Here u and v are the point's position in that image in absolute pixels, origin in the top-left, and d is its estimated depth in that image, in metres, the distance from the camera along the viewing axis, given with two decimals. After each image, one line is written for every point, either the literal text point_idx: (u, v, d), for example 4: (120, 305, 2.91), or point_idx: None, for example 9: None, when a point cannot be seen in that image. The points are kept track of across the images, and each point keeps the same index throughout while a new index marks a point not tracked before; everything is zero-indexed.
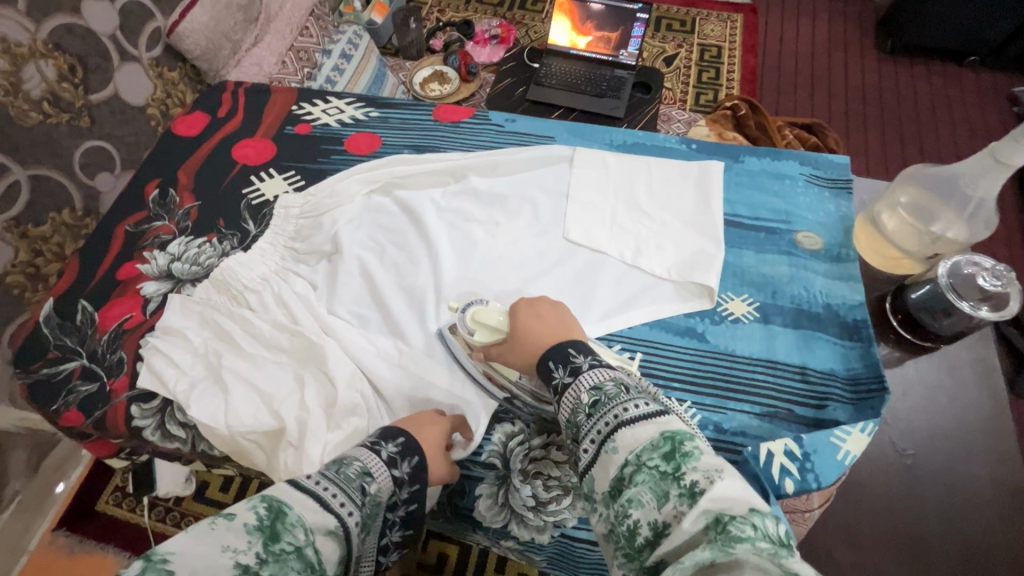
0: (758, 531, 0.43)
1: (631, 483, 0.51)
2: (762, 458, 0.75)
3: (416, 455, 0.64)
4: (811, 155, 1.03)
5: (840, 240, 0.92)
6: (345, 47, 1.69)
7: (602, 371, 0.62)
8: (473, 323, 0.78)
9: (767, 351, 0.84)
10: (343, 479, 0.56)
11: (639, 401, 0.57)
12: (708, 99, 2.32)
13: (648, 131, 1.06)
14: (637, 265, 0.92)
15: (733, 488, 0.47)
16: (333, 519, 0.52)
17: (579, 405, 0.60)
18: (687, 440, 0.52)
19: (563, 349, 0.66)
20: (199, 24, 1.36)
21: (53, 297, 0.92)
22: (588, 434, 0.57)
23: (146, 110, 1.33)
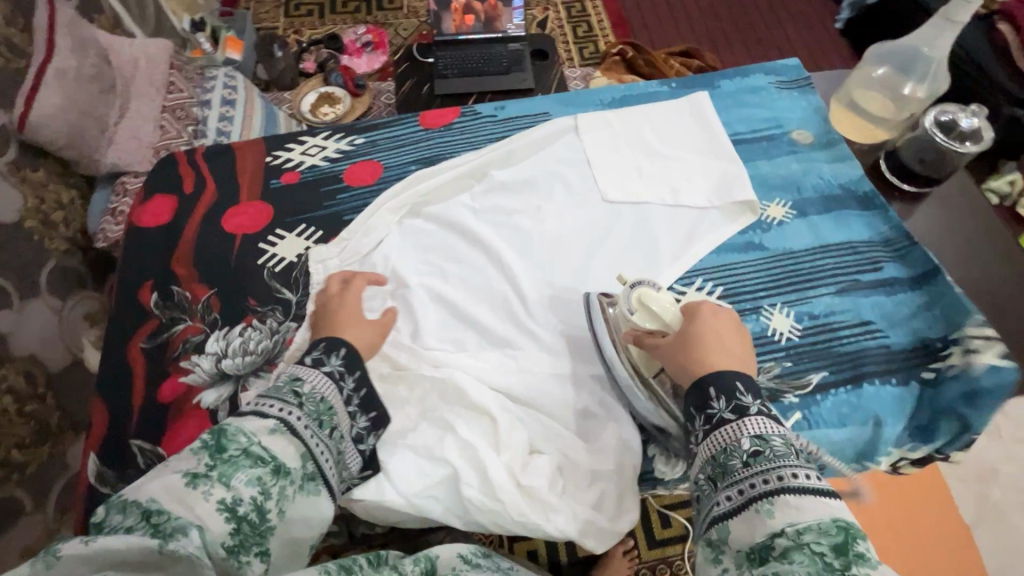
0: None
1: (785, 557, 0.49)
2: (854, 329, 0.86)
3: (341, 346, 0.66)
4: (768, 64, 1.14)
5: (824, 128, 1.04)
6: (223, 92, 1.53)
7: (770, 425, 0.59)
8: (637, 303, 0.76)
9: (817, 238, 0.94)
10: (274, 390, 0.59)
11: (808, 476, 0.54)
12: (592, 52, 2.44)
13: (627, 84, 1.12)
14: (680, 203, 0.97)
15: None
16: (272, 419, 0.55)
17: (738, 450, 0.58)
18: (862, 537, 0.49)
19: (733, 381, 0.63)
20: (53, 107, 1.21)
21: (93, 451, 0.77)
22: (746, 481, 0.56)
23: (23, 223, 1.22)
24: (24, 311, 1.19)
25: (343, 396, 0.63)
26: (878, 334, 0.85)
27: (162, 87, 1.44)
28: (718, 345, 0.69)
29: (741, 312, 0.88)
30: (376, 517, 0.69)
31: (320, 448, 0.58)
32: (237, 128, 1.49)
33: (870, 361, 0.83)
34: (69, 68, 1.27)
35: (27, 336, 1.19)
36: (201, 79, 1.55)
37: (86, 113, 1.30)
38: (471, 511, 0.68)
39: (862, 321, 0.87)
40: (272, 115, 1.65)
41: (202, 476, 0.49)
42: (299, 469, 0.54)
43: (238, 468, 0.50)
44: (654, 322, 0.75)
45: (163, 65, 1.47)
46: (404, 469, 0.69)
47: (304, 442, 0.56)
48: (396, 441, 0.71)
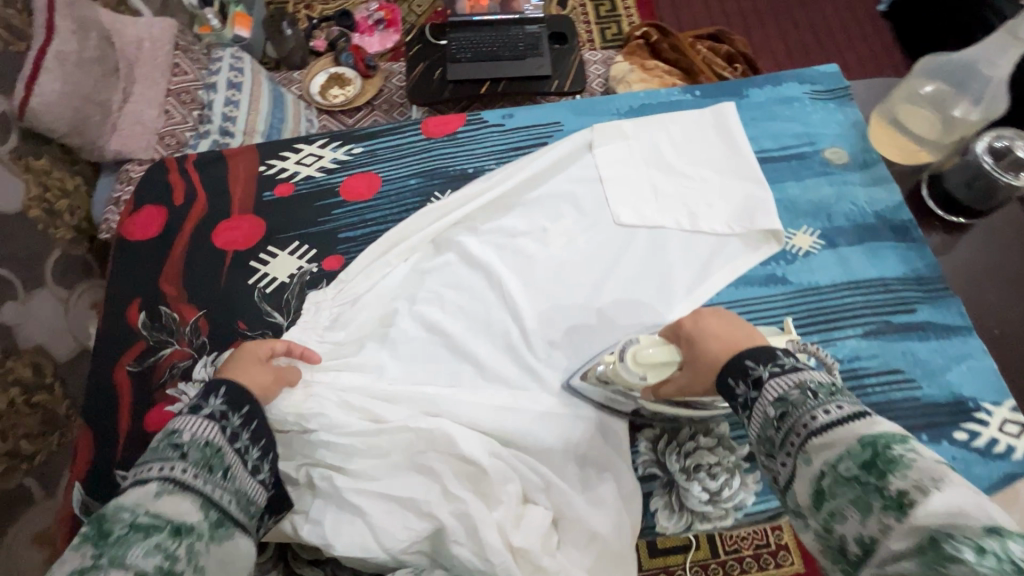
0: (988, 555, 0.36)
1: (829, 495, 0.45)
2: (879, 377, 0.80)
3: (220, 385, 0.61)
4: (802, 71, 1.04)
5: (861, 146, 0.96)
6: (230, 74, 1.45)
7: (785, 379, 0.52)
8: (638, 365, 0.68)
9: (845, 273, 0.87)
10: (151, 452, 0.54)
11: (831, 409, 0.48)
12: (614, 33, 2.31)
13: (648, 90, 1.04)
14: (698, 228, 0.90)
15: (957, 497, 0.40)
16: (153, 483, 0.51)
17: (765, 420, 0.52)
18: (896, 443, 0.44)
19: (740, 361, 0.56)
20: (54, 93, 1.18)
21: (78, 479, 0.76)
22: (784, 445, 0.50)
23: (27, 213, 1.20)
24: (30, 303, 1.18)
25: (230, 434, 0.58)
26: (907, 384, 0.79)
27: (166, 70, 1.40)
28: (716, 344, 0.60)
29: None
30: (360, 566, 0.67)
31: (219, 492, 0.54)
32: (243, 112, 1.40)
33: (897, 414, 0.77)
34: (71, 51, 1.22)
35: (35, 328, 1.18)
36: (207, 60, 1.50)
37: (88, 99, 1.26)
38: (459, 570, 0.65)
39: (888, 368, 0.80)
40: (282, 98, 1.54)
41: (90, 567, 0.45)
42: (202, 521, 0.51)
43: (130, 544, 0.46)
44: (663, 370, 0.67)
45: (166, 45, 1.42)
46: (389, 523, 0.66)
47: (199, 493, 0.52)
48: (383, 492, 0.68)
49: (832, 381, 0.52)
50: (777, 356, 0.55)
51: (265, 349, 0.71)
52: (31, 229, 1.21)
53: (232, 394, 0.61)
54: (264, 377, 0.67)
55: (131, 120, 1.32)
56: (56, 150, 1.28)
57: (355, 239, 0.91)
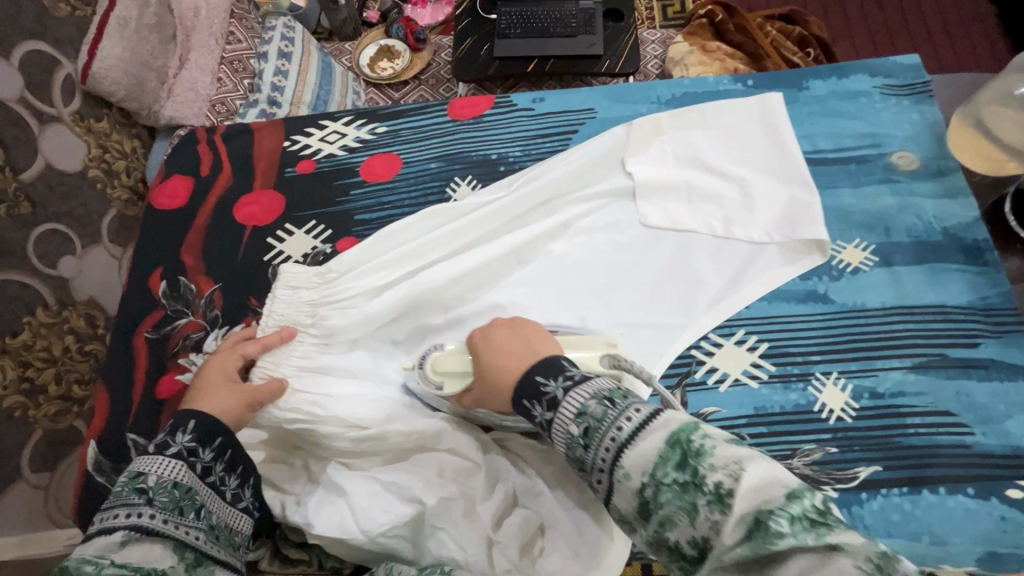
0: (798, 522, 0.36)
1: (658, 507, 0.41)
2: (924, 418, 0.71)
3: (189, 419, 0.61)
4: (875, 61, 0.93)
5: (935, 152, 0.84)
6: (280, 44, 1.46)
7: (580, 392, 0.50)
8: (437, 375, 0.70)
9: (898, 296, 0.77)
10: (116, 496, 0.55)
11: (629, 414, 0.45)
12: (676, 11, 2.16)
13: (694, 77, 0.95)
14: (732, 235, 0.83)
15: (756, 471, 0.39)
16: (119, 532, 0.52)
17: (571, 440, 0.48)
18: (695, 433, 0.42)
19: (531, 381, 0.54)
20: (114, 58, 1.22)
21: (92, 438, 0.79)
22: (595, 463, 0.45)
23: (87, 172, 1.20)
24: (86, 258, 1.18)
25: (201, 469, 0.60)
26: (955, 429, 0.70)
27: (221, 38, 1.43)
28: (513, 358, 0.60)
29: (786, 377, 0.75)
30: (342, 551, 0.66)
31: (192, 533, 0.56)
32: (291, 83, 1.39)
33: (943, 461, 0.69)
34: (131, 17, 1.27)
35: (87, 282, 1.19)
36: (260, 28, 1.51)
37: (146, 64, 1.31)
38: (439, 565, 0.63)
39: (937, 410, 0.71)
40: (331, 69, 1.58)
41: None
42: (176, 564, 0.53)
43: None
44: (459, 381, 0.69)
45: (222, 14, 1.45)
46: (371, 509, 0.64)
47: (170, 537, 0.54)
48: (376, 478, 0.67)
49: (620, 386, 0.50)
50: (565, 369, 0.54)
51: (236, 361, 0.70)
52: (92, 188, 1.21)
53: (203, 426, 0.62)
54: (231, 399, 0.65)
55: (185, 87, 1.34)
56: (116, 114, 1.30)
57: (371, 222, 0.89)
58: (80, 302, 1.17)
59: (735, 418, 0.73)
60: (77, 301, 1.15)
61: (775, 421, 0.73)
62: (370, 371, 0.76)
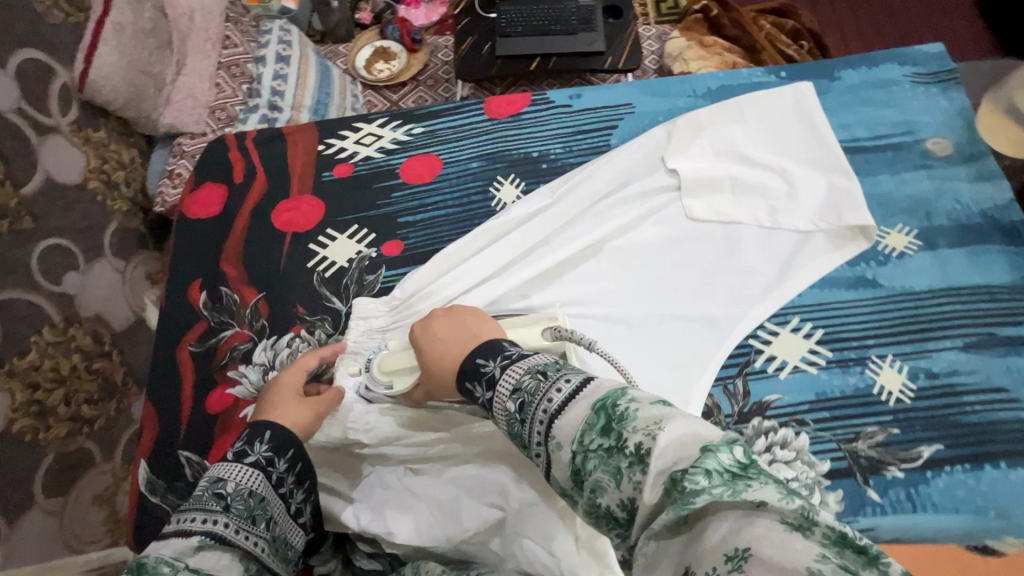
0: (713, 474, 0.34)
1: (586, 474, 0.41)
2: (982, 395, 0.73)
3: (264, 430, 0.60)
4: (902, 50, 0.95)
5: (967, 137, 0.87)
6: (278, 48, 1.43)
7: (515, 369, 0.49)
8: (385, 375, 0.72)
9: (944, 278, 0.79)
10: (194, 500, 0.53)
11: (558, 386, 0.45)
12: (670, 7, 2.18)
13: (727, 70, 0.96)
14: (778, 225, 0.84)
15: (676, 429, 0.38)
16: (196, 536, 0.50)
17: (509, 417, 0.48)
18: (620, 398, 0.42)
19: (472, 363, 0.53)
20: (110, 65, 1.19)
21: (143, 458, 0.76)
22: (532, 438, 0.45)
23: (86, 184, 1.21)
24: (90, 273, 1.20)
25: (275, 481, 0.58)
26: (1011, 405, 0.72)
27: (217, 42, 1.38)
28: (454, 344, 0.59)
29: (844, 362, 0.76)
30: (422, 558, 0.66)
31: (258, 544, 0.54)
32: (291, 86, 1.37)
33: (1002, 437, 0.71)
34: (127, 22, 1.23)
35: (92, 298, 1.20)
36: (256, 32, 1.47)
37: (143, 71, 1.27)
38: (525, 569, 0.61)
39: (991, 386, 0.73)
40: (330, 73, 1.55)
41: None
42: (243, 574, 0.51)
43: None
44: (407, 375, 0.71)
45: (217, 17, 1.39)
46: (454, 513, 0.65)
47: (241, 545, 0.52)
48: (449, 479, 0.68)
49: (553, 360, 0.50)
50: (504, 349, 0.53)
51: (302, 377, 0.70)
52: (92, 201, 1.23)
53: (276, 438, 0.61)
54: (303, 415, 0.65)
55: (183, 93, 1.30)
56: (113, 123, 1.29)
57: (415, 224, 0.88)
58: (83, 318, 1.16)
59: (797, 404, 0.74)
60: (82, 317, 1.15)
61: (838, 405, 0.74)
62: None
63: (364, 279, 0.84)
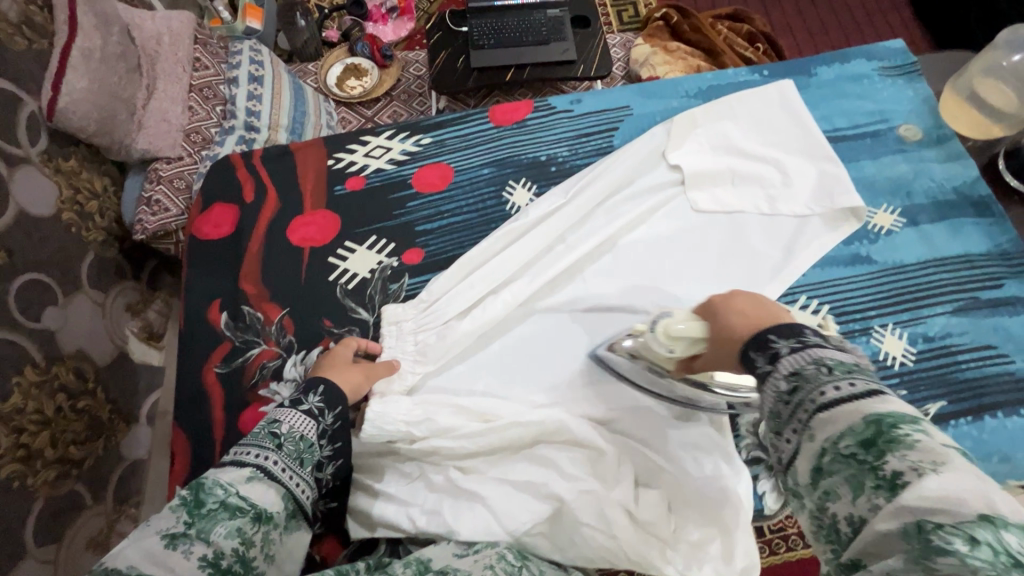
0: (981, 546, 0.31)
1: (825, 472, 0.40)
2: (975, 354, 0.80)
3: (319, 384, 0.68)
4: (868, 47, 1.04)
5: (934, 123, 0.95)
6: (250, 68, 1.42)
7: (806, 356, 0.44)
8: (668, 339, 0.64)
9: (929, 250, 0.87)
10: (252, 436, 0.62)
11: (845, 383, 0.41)
12: (631, 16, 2.27)
13: (715, 70, 1.02)
14: (777, 212, 0.89)
15: (957, 484, 0.34)
16: (249, 468, 0.58)
17: (776, 395, 0.44)
18: (905, 423, 0.38)
19: (762, 334, 0.48)
20: (80, 91, 1.12)
21: (178, 484, 0.75)
22: (788, 422, 0.43)
23: (61, 216, 1.16)
24: (69, 307, 1.15)
25: (321, 430, 0.65)
26: (1000, 360, 0.80)
27: (188, 65, 1.36)
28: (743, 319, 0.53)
29: (850, 333, 0.82)
30: None
31: (299, 484, 0.61)
32: (267, 106, 1.38)
33: (995, 391, 0.78)
34: (94, 48, 1.15)
35: (74, 334, 1.15)
36: (226, 54, 1.45)
37: (116, 95, 1.19)
38: (584, 547, 0.65)
39: (981, 344, 0.81)
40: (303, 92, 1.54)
41: (182, 536, 0.50)
42: (281, 511, 0.58)
43: (216, 522, 0.52)
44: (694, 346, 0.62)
45: (188, 40, 1.38)
46: (512, 507, 0.68)
47: (284, 484, 0.59)
48: (502, 477, 0.70)
49: (854, 360, 0.44)
50: (802, 332, 0.46)
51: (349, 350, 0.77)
52: (66, 232, 1.17)
53: (328, 394, 0.69)
54: (356, 381, 0.72)
55: (156, 118, 1.27)
56: (84, 151, 1.23)
57: (433, 231, 0.90)
58: (68, 356, 1.13)
59: None
60: (65, 356, 1.12)
61: None
62: (470, 384, 0.79)
63: (388, 288, 0.85)
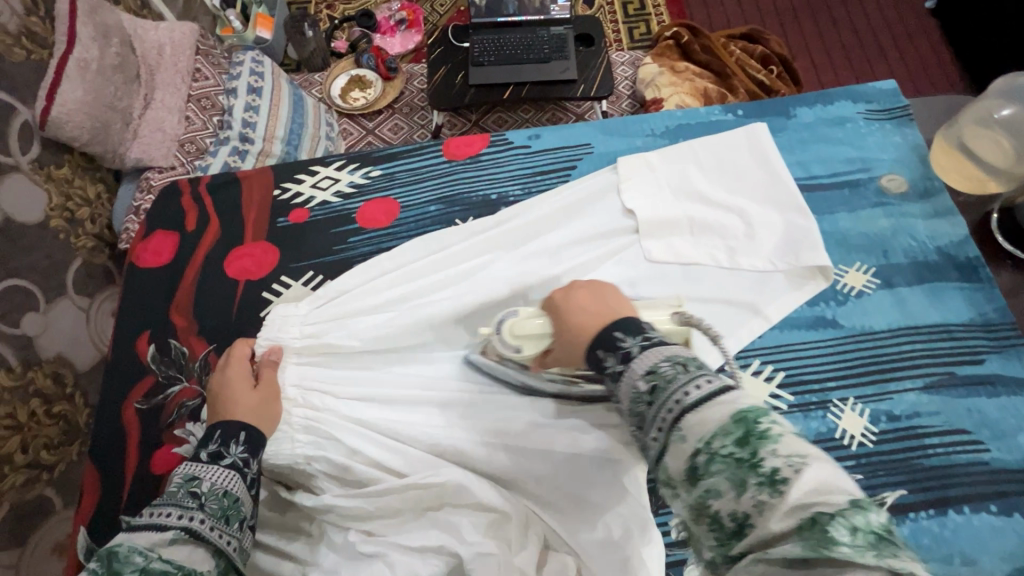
0: (860, 532, 0.33)
1: (706, 473, 0.39)
2: (945, 438, 0.72)
3: (240, 431, 0.61)
4: (856, 88, 0.96)
5: (921, 174, 0.88)
6: (250, 78, 1.34)
7: (655, 353, 0.48)
8: (514, 338, 0.69)
9: (903, 317, 0.79)
10: (169, 496, 0.53)
11: (701, 382, 0.43)
12: (642, 33, 1.97)
13: (686, 108, 0.97)
14: (738, 266, 0.83)
15: (824, 471, 0.36)
16: (171, 530, 0.49)
17: (636, 395, 0.46)
18: (765, 416, 0.40)
19: (609, 333, 0.51)
20: (75, 101, 1.07)
21: (83, 524, 0.73)
22: (655, 422, 0.44)
23: (50, 223, 1.08)
24: (52, 313, 1.06)
25: (249, 483, 0.58)
26: (975, 447, 0.71)
27: (188, 75, 1.31)
28: (589, 312, 0.56)
29: (806, 406, 0.74)
30: None
31: (231, 542, 0.52)
32: (263, 118, 1.30)
33: (969, 483, 0.69)
34: (92, 59, 1.12)
35: (57, 337, 1.07)
36: (229, 63, 1.39)
37: (111, 106, 1.15)
38: None
39: (953, 428, 0.72)
40: None
41: None
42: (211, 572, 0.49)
43: None
44: (539, 341, 0.67)
45: (188, 50, 1.33)
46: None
47: (213, 543, 0.51)
48: (404, 541, 0.65)
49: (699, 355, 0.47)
50: (646, 330, 0.51)
51: (248, 367, 0.71)
52: (54, 239, 1.09)
53: (250, 441, 0.61)
54: (272, 409, 0.69)
55: (152, 127, 1.22)
56: (78, 158, 1.16)
57: None
58: (48, 359, 1.05)
59: None
60: (45, 360, 1.04)
61: None
62: None
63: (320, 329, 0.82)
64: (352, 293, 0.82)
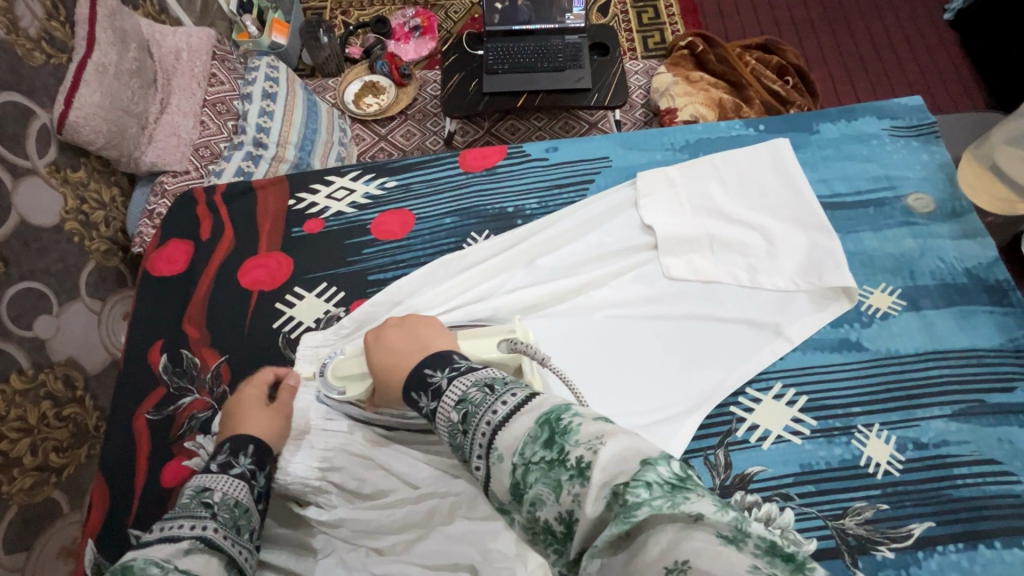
0: (654, 485, 0.33)
1: (528, 486, 0.39)
2: (974, 467, 0.69)
3: (250, 443, 0.62)
4: (880, 103, 0.95)
5: (949, 193, 0.85)
6: (265, 84, 1.35)
7: (462, 381, 0.48)
8: (339, 380, 0.72)
9: (930, 341, 0.77)
10: (180, 507, 0.52)
11: (505, 398, 0.43)
12: (657, 42, 1.96)
13: (706, 123, 0.95)
14: (758, 285, 0.81)
15: (620, 445, 0.37)
16: (185, 540, 0.48)
17: (451, 428, 0.45)
18: (564, 412, 0.40)
19: (419, 372, 0.51)
20: (93, 106, 1.07)
21: (90, 536, 0.72)
22: (473, 450, 0.43)
23: (64, 226, 1.08)
24: (64, 316, 1.06)
25: (254, 495, 0.59)
26: (1006, 477, 0.69)
27: (203, 80, 1.31)
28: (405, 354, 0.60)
29: (828, 432, 0.72)
30: None
31: (241, 553, 0.52)
32: (277, 123, 1.30)
33: (1000, 514, 0.67)
34: (111, 63, 1.12)
35: (68, 340, 1.06)
36: (244, 69, 1.40)
37: (127, 111, 1.15)
38: None
39: (983, 458, 0.70)
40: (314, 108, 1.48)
41: None
42: None
43: None
44: (360, 382, 0.71)
45: (205, 55, 1.33)
46: None
47: (227, 552, 0.50)
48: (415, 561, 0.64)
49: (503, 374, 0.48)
50: (453, 360, 0.51)
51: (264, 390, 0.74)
52: (68, 242, 1.09)
53: (258, 453, 0.62)
54: (283, 431, 0.69)
55: (167, 132, 1.22)
56: (94, 162, 1.16)
57: (385, 281, 0.85)
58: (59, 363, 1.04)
59: (782, 477, 0.69)
60: (56, 363, 1.03)
61: (825, 478, 0.69)
62: None
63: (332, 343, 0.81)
64: (365, 306, 0.81)
